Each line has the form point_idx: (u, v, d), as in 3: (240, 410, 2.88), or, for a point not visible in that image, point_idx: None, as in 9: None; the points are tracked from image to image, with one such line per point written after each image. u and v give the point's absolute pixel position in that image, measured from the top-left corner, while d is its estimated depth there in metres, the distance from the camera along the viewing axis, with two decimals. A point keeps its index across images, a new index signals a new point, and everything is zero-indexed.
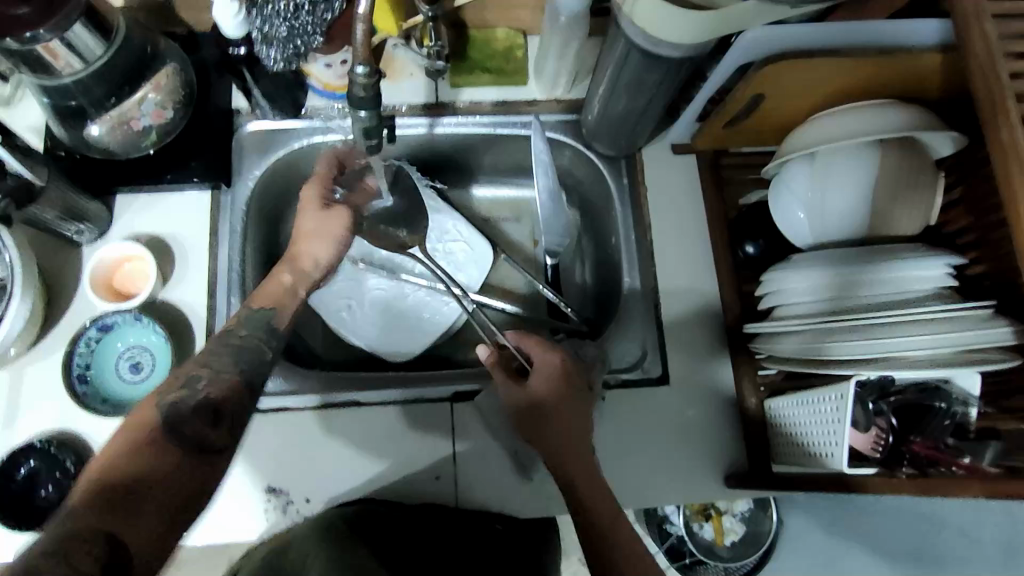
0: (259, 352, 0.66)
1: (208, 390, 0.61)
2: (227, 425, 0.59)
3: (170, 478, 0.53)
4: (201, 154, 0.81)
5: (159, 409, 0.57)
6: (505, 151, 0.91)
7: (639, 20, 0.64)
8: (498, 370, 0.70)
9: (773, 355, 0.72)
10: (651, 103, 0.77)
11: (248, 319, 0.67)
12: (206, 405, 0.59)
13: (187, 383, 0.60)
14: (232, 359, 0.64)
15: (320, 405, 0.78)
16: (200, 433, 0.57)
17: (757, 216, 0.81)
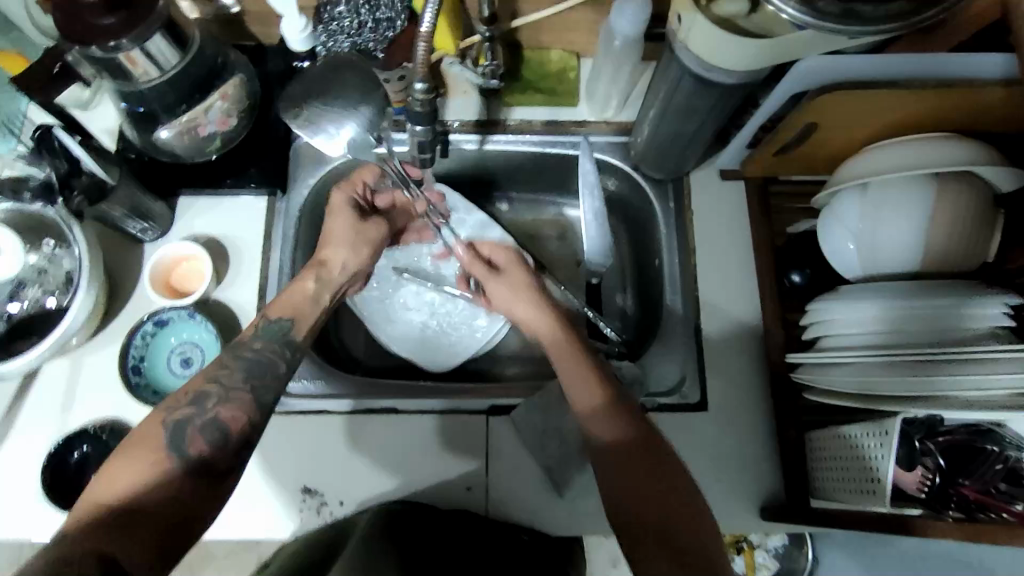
0: (272, 365, 0.68)
1: (219, 410, 0.63)
2: (232, 446, 0.63)
3: (164, 505, 0.58)
4: (260, 160, 0.85)
5: (164, 429, 0.61)
6: (552, 170, 0.93)
7: (695, 46, 0.64)
8: (477, 259, 0.82)
9: (819, 387, 0.71)
10: (701, 129, 0.78)
11: (264, 330, 0.69)
12: (214, 426, 0.63)
13: (195, 399, 0.64)
14: (243, 374, 0.66)
15: (349, 411, 0.79)
16: (203, 455, 0.61)
17: (805, 245, 0.80)
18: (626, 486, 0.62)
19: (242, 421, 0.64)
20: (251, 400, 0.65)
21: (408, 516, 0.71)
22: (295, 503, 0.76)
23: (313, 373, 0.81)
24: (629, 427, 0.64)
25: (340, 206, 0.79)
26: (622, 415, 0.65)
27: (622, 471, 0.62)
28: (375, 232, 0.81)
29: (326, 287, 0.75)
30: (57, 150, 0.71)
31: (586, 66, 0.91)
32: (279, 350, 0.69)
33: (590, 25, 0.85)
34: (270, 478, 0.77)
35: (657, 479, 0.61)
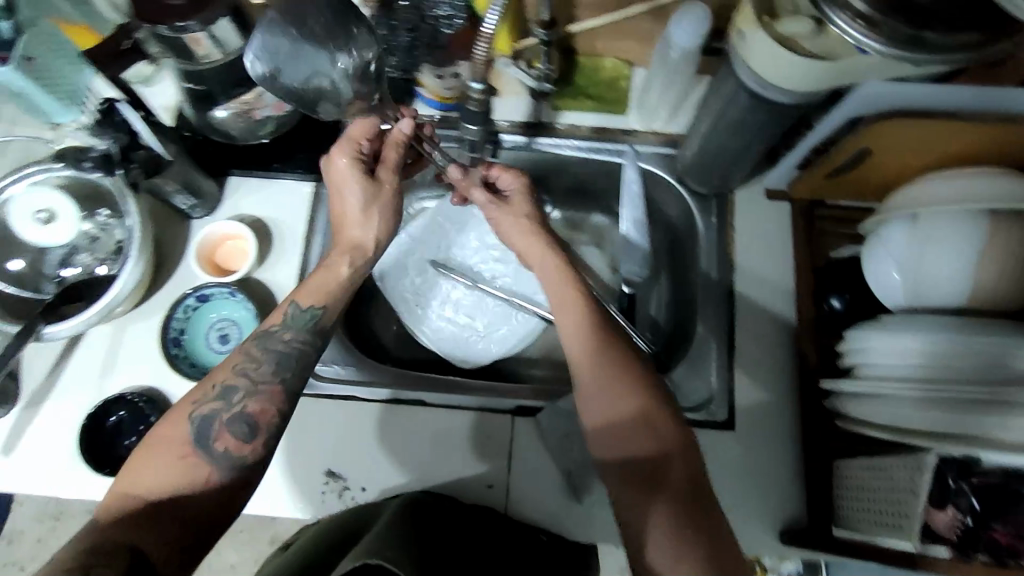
0: (305, 357, 0.67)
1: (247, 403, 0.63)
2: (262, 437, 0.63)
3: (191, 498, 0.58)
4: (309, 146, 0.88)
5: (191, 423, 0.61)
6: (596, 177, 0.93)
7: (755, 63, 0.64)
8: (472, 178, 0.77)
9: (852, 416, 0.70)
10: (750, 146, 0.77)
11: (293, 319, 0.68)
12: (243, 420, 0.62)
13: (222, 395, 0.63)
14: (275, 366, 0.66)
15: (388, 399, 0.80)
16: (232, 450, 0.61)
17: (848, 272, 0.79)
18: (643, 486, 0.60)
19: (271, 413, 0.64)
20: (279, 392, 0.65)
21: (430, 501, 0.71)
22: (318, 491, 0.77)
23: (345, 358, 0.82)
24: (663, 424, 0.62)
25: (341, 172, 0.72)
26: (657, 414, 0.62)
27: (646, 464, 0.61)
28: (392, 189, 0.74)
29: (350, 263, 0.72)
30: (118, 123, 0.72)
31: (639, 75, 0.91)
32: (309, 341, 0.68)
33: (646, 35, 0.85)
34: (293, 464, 0.78)
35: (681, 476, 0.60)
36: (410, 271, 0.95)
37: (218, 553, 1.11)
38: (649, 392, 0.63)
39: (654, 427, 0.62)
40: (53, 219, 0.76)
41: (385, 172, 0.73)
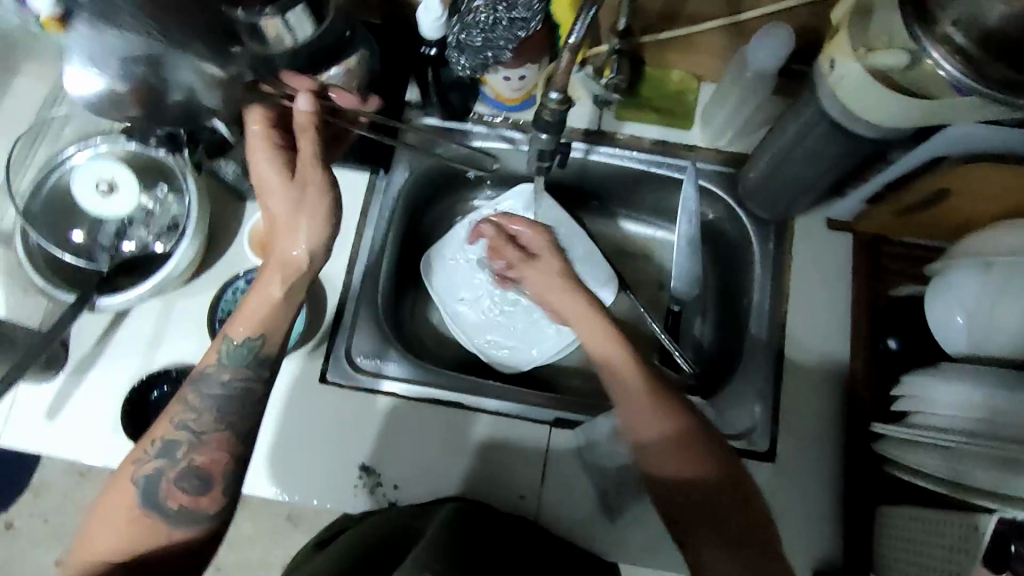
0: (251, 390, 0.67)
1: (194, 456, 0.63)
2: (218, 487, 0.63)
3: (158, 552, 0.61)
4: (365, 137, 0.86)
5: (137, 483, 0.62)
6: (653, 190, 0.91)
7: (842, 93, 0.62)
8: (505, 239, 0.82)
9: (903, 462, 0.68)
10: (820, 176, 0.75)
11: (229, 355, 0.67)
12: (193, 475, 0.63)
13: (165, 449, 0.64)
14: (214, 413, 0.65)
15: (414, 397, 0.80)
16: (185, 505, 0.62)
17: (908, 313, 0.77)
18: (694, 514, 0.63)
19: (220, 460, 0.64)
20: (224, 439, 0.65)
21: (485, 511, 0.70)
22: (307, 479, 0.77)
23: (384, 354, 0.81)
24: (711, 461, 0.64)
25: (264, 176, 0.68)
26: (704, 450, 0.64)
27: (700, 498, 0.63)
28: (317, 186, 0.67)
29: (276, 281, 0.68)
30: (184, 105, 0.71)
31: (705, 90, 0.89)
32: (254, 373, 0.67)
33: (719, 50, 0.83)
34: (284, 450, 0.78)
35: (732, 507, 0.63)
36: (456, 267, 0.94)
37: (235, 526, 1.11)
38: (690, 428, 0.64)
39: (689, 458, 0.63)
40: (114, 191, 0.76)
41: (302, 169, 0.66)
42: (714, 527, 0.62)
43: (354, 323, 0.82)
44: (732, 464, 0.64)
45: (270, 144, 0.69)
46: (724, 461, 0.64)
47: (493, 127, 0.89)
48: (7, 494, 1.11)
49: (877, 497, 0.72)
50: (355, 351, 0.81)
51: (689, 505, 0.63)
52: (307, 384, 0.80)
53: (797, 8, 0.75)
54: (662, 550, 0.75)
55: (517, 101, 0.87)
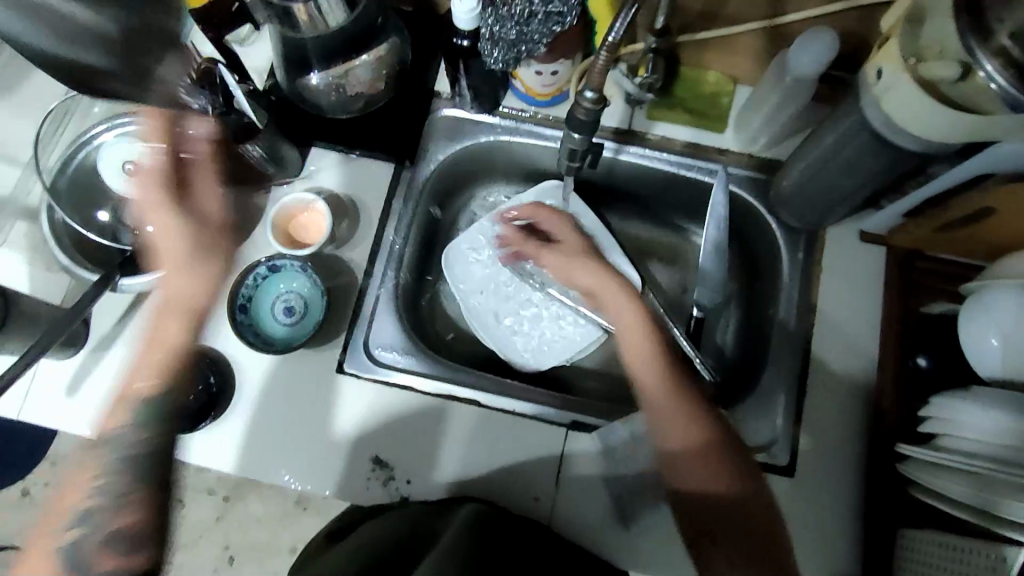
0: (161, 448, 0.66)
1: (112, 519, 0.63)
2: (144, 550, 0.63)
3: None
4: (392, 126, 0.85)
5: (58, 554, 0.61)
6: (681, 193, 0.89)
7: (888, 104, 0.60)
8: (528, 236, 0.89)
9: (926, 485, 0.66)
10: (858, 187, 0.73)
11: (111, 441, 0.65)
12: (112, 537, 0.62)
13: (80, 516, 0.63)
14: (120, 467, 0.64)
15: (430, 393, 0.80)
16: (113, 567, 0.61)
17: (941, 332, 0.75)
18: (709, 514, 0.69)
19: (139, 522, 0.63)
20: (140, 499, 0.64)
21: (505, 517, 0.69)
22: (283, 462, 0.77)
23: (403, 347, 0.81)
24: (733, 478, 0.69)
25: (148, 201, 0.71)
26: (728, 467, 0.69)
27: (717, 508, 0.69)
28: (218, 223, 0.75)
29: (178, 328, 0.70)
30: (218, 86, 0.71)
31: (741, 93, 0.87)
32: (160, 431, 0.66)
33: (758, 52, 0.81)
34: (260, 433, 0.78)
35: (746, 522, 0.68)
36: (475, 263, 0.92)
37: (244, 505, 1.11)
38: (716, 438, 0.70)
39: (716, 463, 0.69)
40: (139, 169, 0.76)
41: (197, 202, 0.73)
42: (722, 535, 0.68)
43: (373, 314, 0.82)
44: (753, 481, 0.69)
45: (157, 177, 0.71)
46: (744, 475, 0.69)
47: (522, 122, 0.87)
48: (23, 463, 1.12)
49: (899, 519, 0.70)
50: (374, 343, 0.81)
51: (706, 512, 0.69)
52: (323, 374, 0.80)
53: (843, 13, 0.73)
54: (675, 559, 0.74)
55: (549, 96, 0.85)
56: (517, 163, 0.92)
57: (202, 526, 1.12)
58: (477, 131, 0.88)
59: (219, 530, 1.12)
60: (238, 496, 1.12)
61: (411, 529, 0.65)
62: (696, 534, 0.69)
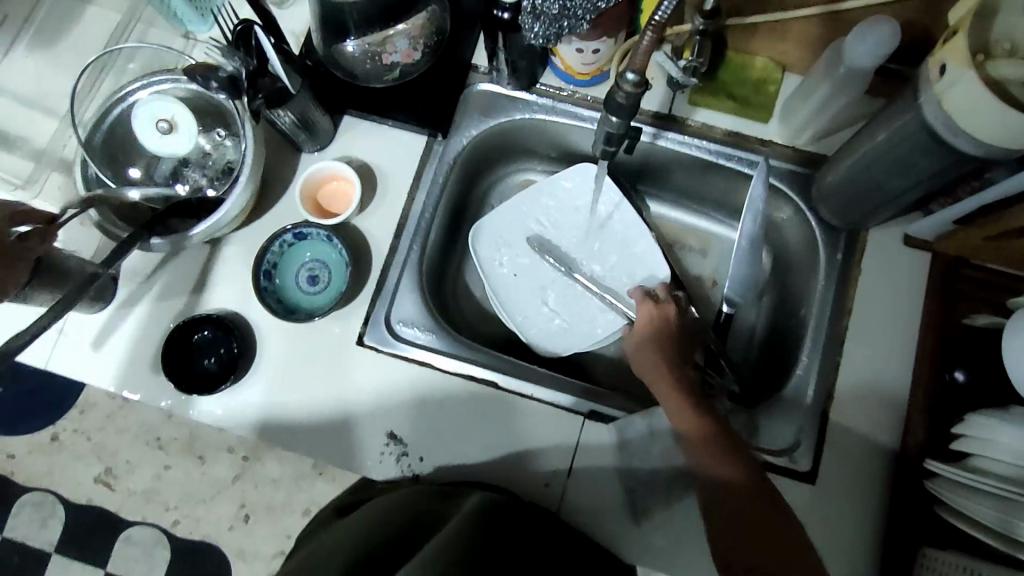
0: None
1: None
2: None
3: None
4: (427, 97, 0.83)
5: None
6: (719, 183, 0.86)
7: (949, 103, 0.56)
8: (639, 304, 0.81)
9: (954, 504, 0.64)
10: (909, 188, 0.69)
11: None
12: None
13: None
14: None
15: (442, 369, 0.79)
16: None
17: (982, 347, 0.71)
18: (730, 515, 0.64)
19: None
20: None
21: (507, 503, 0.67)
22: (292, 434, 0.77)
23: (423, 323, 0.80)
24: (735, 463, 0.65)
25: None
26: (727, 451, 0.66)
27: (734, 508, 0.64)
28: None
29: None
30: (252, 47, 0.69)
31: (789, 82, 0.83)
32: None
33: (811, 40, 0.77)
34: (272, 403, 0.78)
35: (766, 528, 0.62)
36: (504, 240, 0.90)
37: (262, 464, 1.14)
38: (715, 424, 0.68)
39: (715, 448, 0.66)
40: (173, 130, 0.77)
41: None
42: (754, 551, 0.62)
43: (396, 288, 0.81)
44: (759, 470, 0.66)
45: None
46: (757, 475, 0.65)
47: (558, 101, 0.85)
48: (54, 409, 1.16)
49: (922, 537, 0.68)
50: (395, 316, 0.80)
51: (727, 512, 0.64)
52: (342, 344, 0.79)
53: (906, 2, 0.69)
54: (685, 558, 0.73)
55: (588, 75, 0.82)
56: (552, 142, 0.90)
57: (221, 483, 1.13)
58: (511, 107, 0.86)
59: (237, 488, 1.13)
60: (256, 456, 1.14)
61: (418, 509, 0.65)
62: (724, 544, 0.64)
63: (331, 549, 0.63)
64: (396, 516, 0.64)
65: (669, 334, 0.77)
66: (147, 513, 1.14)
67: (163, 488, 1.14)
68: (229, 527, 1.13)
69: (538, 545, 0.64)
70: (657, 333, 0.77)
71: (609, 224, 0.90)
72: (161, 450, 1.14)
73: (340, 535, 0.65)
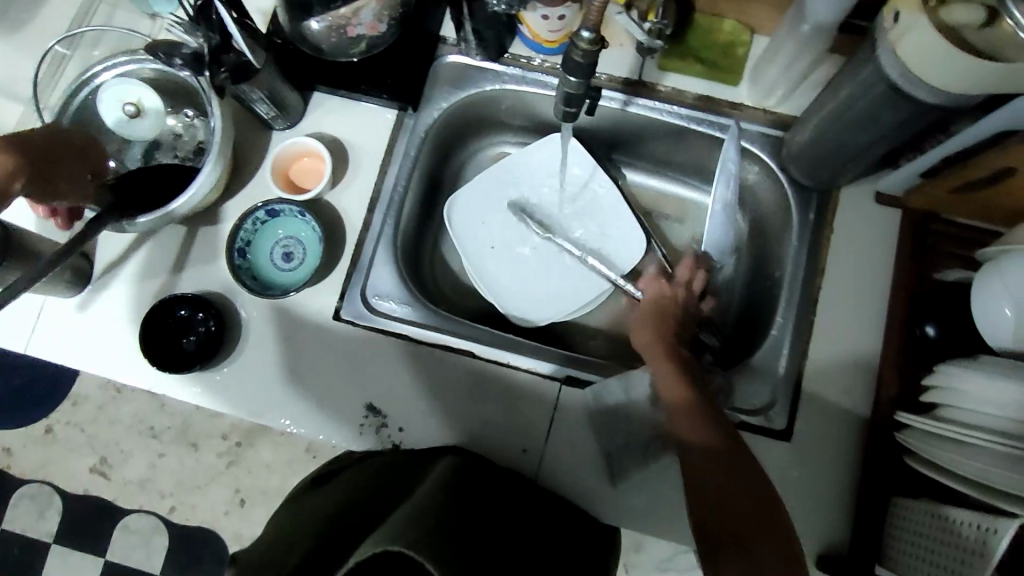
0: None
1: None
2: None
3: None
4: (395, 71, 0.83)
5: None
6: (691, 149, 0.87)
7: (903, 52, 0.57)
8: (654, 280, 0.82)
9: (923, 456, 0.64)
10: (873, 144, 0.70)
11: None
12: None
13: None
14: None
15: (420, 339, 0.79)
16: None
17: (952, 299, 0.72)
18: (710, 485, 0.60)
19: None
20: None
21: (474, 473, 0.67)
22: (269, 410, 0.78)
23: (400, 297, 0.81)
24: (713, 427, 0.63)
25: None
26: (706, 418, 0.64)
27: (715, 490, 0.59)
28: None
29: None
30: (213, 22, 0.69)
31: (757, 44, 0.83)
32: None
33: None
34: (249, 380, 0.78)
35: (748, 513, 0.57)
36: (479, 213, 0.90)
37: (254, 451, 1.13)
38: (701, 397, 0.66)
39: (695, 419, 0.64)
40: (140, 113, 0.78)
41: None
42: (735, 536, 0.56)
43: (371, 264, 0.81)
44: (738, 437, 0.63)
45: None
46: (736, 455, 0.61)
47: (528, 71, 0.85)
48: (46, 400, 1.17)
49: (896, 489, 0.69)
50: (371, 290, 0.81)
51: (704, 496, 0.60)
52: (320, 320, 0.80)
53: None
54: (662, 514, 0.75)
55: (556, 43, 0.82)
56: (525, 113, 0.89)
57: (213, 470, 1.12)
58: (479, 79, 0.85)
59: (231, 474, 1.12)
60: (248, 442, 1.12)
61: (385, 484, 0.65)
62: (704, 530, 0.58)
63: (297, 522, 0.63)
64: (361, 495, 0.63)
65: (669, 313, 0.78)
66: (143, 502, 1.15)
67: (158, 476, 1.13)
68: (225, 512, 1.13)
69: (507, 509, 0.65)
70: (658, 313, 0.78)
71: (585, 193, 0.90)
72: (153, 438, 1.14)
73: (306, 517, 0.63)
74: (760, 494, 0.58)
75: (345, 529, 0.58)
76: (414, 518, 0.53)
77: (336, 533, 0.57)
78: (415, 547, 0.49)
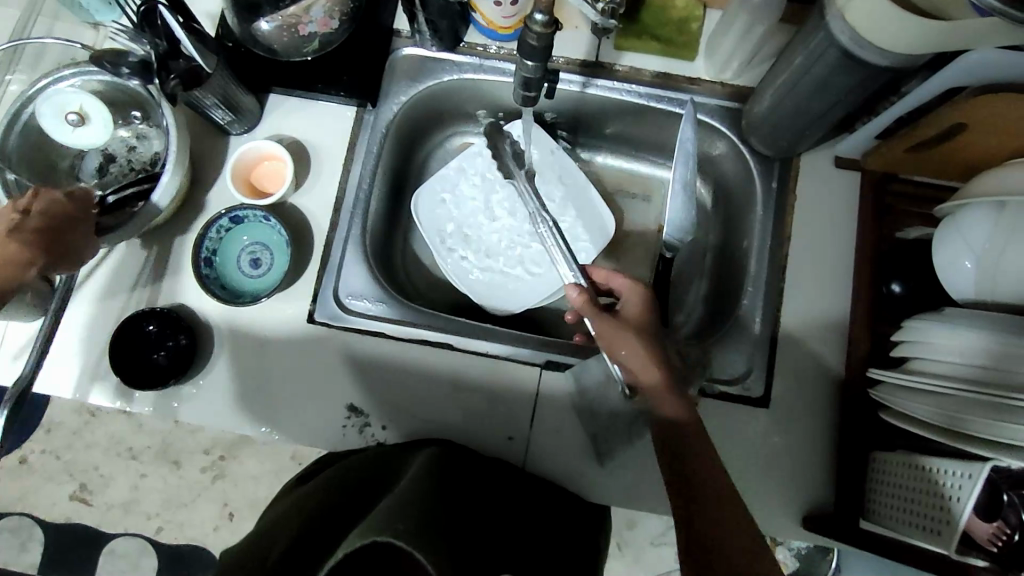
0: None
1: None
2: None
3: None
4: (352, 68, 0.82)
5: None
6: (651, 127, 0.87)
7: (853, 15, 0.58)
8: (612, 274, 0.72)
9: (897, 409, 0.66)
10: (830, 109, 0.71)
11: None
12: None
13: None
14: None
15: (397, 336, 0.79)
16: None
17: (914, 256, 0.74)
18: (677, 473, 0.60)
19: None
20: None
21: (461, 463, 0.67)
22: (249, 419, 0.77)
23: (373, 295, 0.80)
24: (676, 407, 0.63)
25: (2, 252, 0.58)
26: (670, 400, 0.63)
27: (701, 486, 0.59)
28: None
29: None
30: (159, 28, 0.67)
31: (711, 18, 0.84)
32: None
33: None
34: (226, 389, 0.78)
35: (717, 509, 0.57)
36: (446, 206, 0.90)
37: (239, 462, 1.12)
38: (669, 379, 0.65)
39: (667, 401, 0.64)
40: (84, 121, 0.75)
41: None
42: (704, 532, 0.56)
43: (340, 265, 0.80)
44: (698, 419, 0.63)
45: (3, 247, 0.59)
46: (696, 451, 0.61)
47: (487, 60, 0.85)
48: (19, 430, 1.14)
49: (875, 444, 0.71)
50: (343, 290, 0.80)
51: (674, 492, 0.60)
52: (295, 324, 0.79)
53: None
54: (651, 490, 0.76)
55: (512, 29, 0.82)
56: (485, 101, 0.89)
57: (200, 486, 1.11)
58: (436, 71, 0.85)
59: (217, 489, 1.11)
60: (232, 454, 1.11)
61: (369, 480, 0.64)
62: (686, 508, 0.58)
63: (276, 521, 0.62)
64: (344, 489, 0.62)
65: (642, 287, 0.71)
66: (128, 525, 1.12)
67: (142, 497, 1.12)
68: (214, 528, 1.11)
69: (495, 496, 0.66)
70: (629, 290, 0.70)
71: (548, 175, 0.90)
72: (134, 460, 1.12)
73: (287, 513, 0.62)
74: (730, 477, 0.59)
75: (333, 522, 0.57)
76: (400, 510, 0.52)
77: (320, 525, 0.56)
78: (405, 538, 0.48)
